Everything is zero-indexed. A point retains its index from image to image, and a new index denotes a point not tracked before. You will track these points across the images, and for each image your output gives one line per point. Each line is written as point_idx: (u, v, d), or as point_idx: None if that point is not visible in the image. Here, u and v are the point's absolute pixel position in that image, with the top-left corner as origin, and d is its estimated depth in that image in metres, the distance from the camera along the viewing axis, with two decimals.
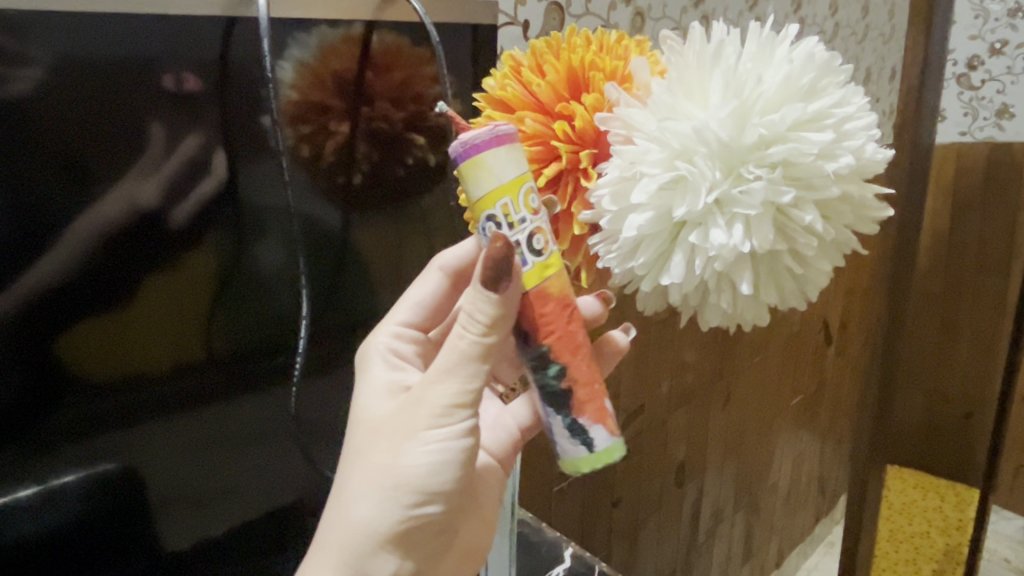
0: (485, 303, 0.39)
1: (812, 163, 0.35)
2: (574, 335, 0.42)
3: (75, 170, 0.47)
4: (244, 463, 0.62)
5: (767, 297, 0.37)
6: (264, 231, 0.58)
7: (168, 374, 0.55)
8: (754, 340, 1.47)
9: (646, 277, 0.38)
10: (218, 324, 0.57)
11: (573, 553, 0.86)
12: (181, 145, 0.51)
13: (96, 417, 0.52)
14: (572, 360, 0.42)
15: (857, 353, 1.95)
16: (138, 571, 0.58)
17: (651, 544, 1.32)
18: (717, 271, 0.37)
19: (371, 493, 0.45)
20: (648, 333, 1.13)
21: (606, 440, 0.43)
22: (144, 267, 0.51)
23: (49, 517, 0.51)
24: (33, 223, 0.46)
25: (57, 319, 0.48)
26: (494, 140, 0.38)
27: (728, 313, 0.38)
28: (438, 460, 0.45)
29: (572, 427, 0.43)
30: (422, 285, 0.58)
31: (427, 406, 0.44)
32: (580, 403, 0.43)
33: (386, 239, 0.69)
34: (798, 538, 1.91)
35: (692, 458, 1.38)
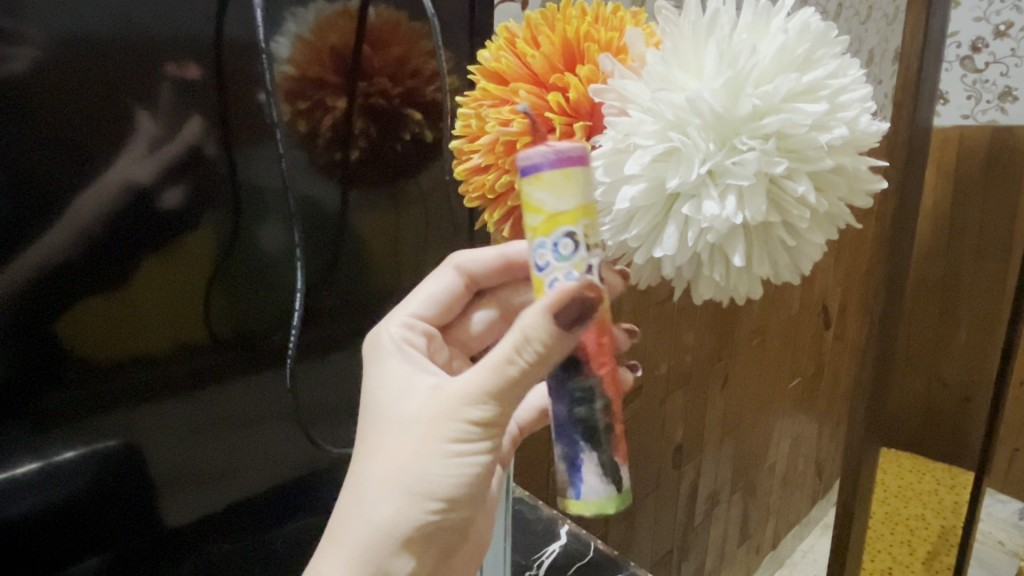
0: (543, 332, 0.38)
1: (806, 134, 0.35)
2: (615, 372, 0.44)
3: (74, 150, 0.47)
4: (243, 444, 0.63)
5: (761, 269, 0.37)
6: (262, 214, 0.58)
7: (167, 356, 0.55)
8: (753, 323, 1.48)
9: (639, 250, 0.39)
10: (218, 304, 0.57)
11: (569, 531, 0.86)
12: (179, 127, 0.52)
13: (95, 395, 0.52)
14: (613, 396, 0.44)
15: (855, 337, 1.95)
16: (140, 547, 0.58)
17: (648, 524, 1.33)
18: (710, 243, 0.37)
19: (394, 496, 0.44)
20: (647, 313, 1.14)
21: (628, 485, 0.44)
22: (143, 248, 0.52)
23: (51, 493, 0.52)
24: (34, 201, 0.46)
25: (57, 297, 0.48)
26: (581, 156, 0.37)
27: (721, 286, 0.38)
28: (467, 469, 0.45)
29: (606, 465, 0.43)
30: (436, 280, 0.60)
31: (463, 418, 0.43)
32: (615, 440, 0.43)
33: (384, 219, 0.69)
34: (795, 520, 1.92)
35: (689, 440, 1.39)
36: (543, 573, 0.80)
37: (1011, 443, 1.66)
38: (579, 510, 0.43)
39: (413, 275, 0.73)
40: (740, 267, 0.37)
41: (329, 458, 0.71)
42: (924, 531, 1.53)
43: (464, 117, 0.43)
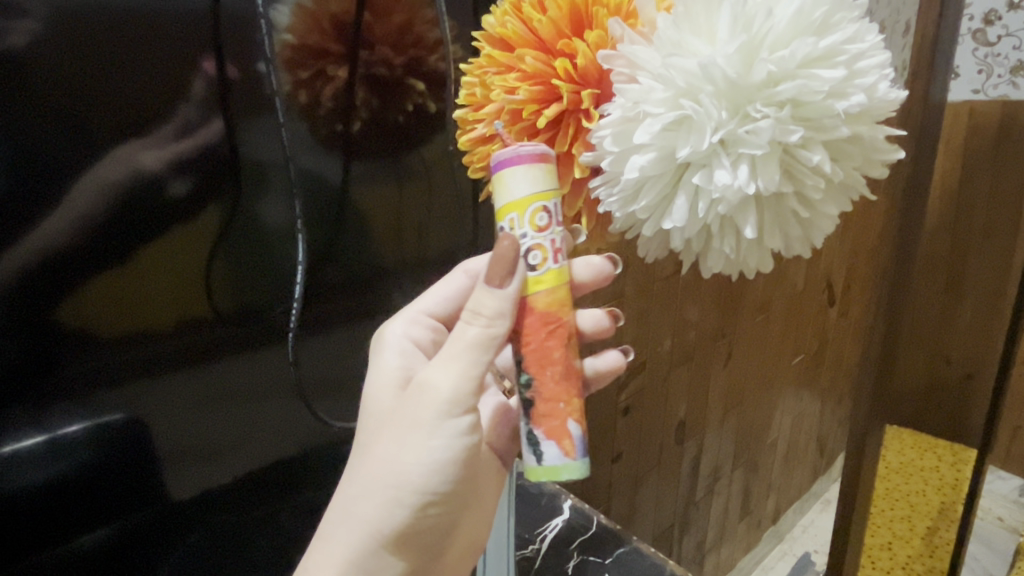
0: (491, 298, 0.42)
1: (822, 102, 0.34)
2: (548, 353, 0.43)
3: (79, 131, 0.47)
4: (250, 419, 0.63)
5: (772, 242, 0.37)
6: (266, 190, 0.58)
7: (170, 334, 0.55)
8: (757, 300, 1.47)
9: (648, 221, 0.38)
10: (219, 281, 0.57)
11: (572, 505, 0.87)
12: (193, 118, 0.52)
13: (99, 372, 0.52)
14: (540, 374, 0.44)
15: (859, 314, 1.95)
16: (145, 519, 0.58)
17: (650, 499, 1.34)
18: (720, 214, 0.36)
19: (375, 491, 0.47)
20: (650, 288, 1.14)
21: (558, 458, 0.43)
22: (148, 229, 0.51)
23: (53, 464, 0.52)
24: (41, 183, 0.46)
25: (60, 278, 0.48)
26: (514, 158, 0.39)
27: (731, 259, 0.38)
28: (441, 454, 0.48)
29: (529, 436, 0.44)
30: (451, 281, 0.58)
31: (430, 403, 0.46)
32: (537, 415, 0.44)
33: (387, 193, 0.68)
34: (795, 496, 1.94)
35: (692, 416, 1.39)
36: (546, 546, 0.81)
37: (1015, 420, 1.66)
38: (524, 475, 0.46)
39: (416, 250, 0.73)
40: (751, 240, 0.36)
41: (334, 432, 0.71)
42: (925, 506, 1.36)
43: (469, 85, 0.43)
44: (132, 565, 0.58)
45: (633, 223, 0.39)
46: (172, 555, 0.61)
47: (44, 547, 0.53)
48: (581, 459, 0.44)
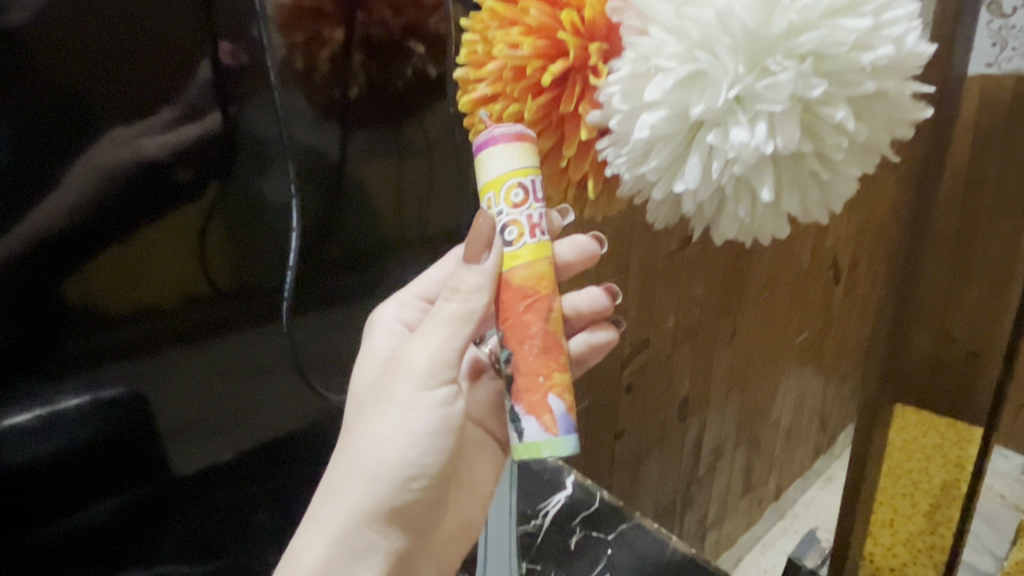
0: (469, 277, 0.44)
1: (845, 55, 0.32)
2: (525, 326, 0.43)
3: (78, 111, 0.45)
4: (249, 394, 0.61)
5: (789, 205, 0.35)
6: (265, 167, 0.56)
7: (171, 313, 0.53)
8: (762, 276, 1.45)
9: (658, 184, 0.36)
10: (219, 259, 0.55)
11: (575, 481, 0.86)
12: (198, 102, 0.50)
13: (98, 354, 0.50)
14: (518, 348, 0.43)
15: (865, 292, 1.93)
16: (148, 494, 0.57)
17: (651, 475, 1.34)
18: (736, 176, 0.34)
19: (358, 465, 0.48)
20: (655, 264, 1.13)
21: (537, 433, 0.42)
22: (147, 213, 0.50)
23: (52, 440, 0.50)
24: (42, 163, 0.44)
25: (59, 262, 0.47)
26: (485, 140, 0.40)
27: (746, 224, 0.36)
28: (422, 425, 0.49)
29: (510, 413, 0.43)
30: (442, 266, 0.59)
31: (409, 376, 0.48)
32: (518, 391, 0.43)
33: (386, 162, 0.66)
34: (797, 473, 1.94)
35: (695, 393, 1.38)
36: (549, 522, 0.80)
37: None
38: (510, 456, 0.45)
39: (417, 222, 0.71)
40: (767, 203, 0.34)
41: (335, 407, 0.70)
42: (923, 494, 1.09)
43: (470, 44, 0.41)
44: (135, 539, 0.57)
45: (642, 186, 0.37)
46: (168, 534, 0.59)
47: (46, 523, 0.52)
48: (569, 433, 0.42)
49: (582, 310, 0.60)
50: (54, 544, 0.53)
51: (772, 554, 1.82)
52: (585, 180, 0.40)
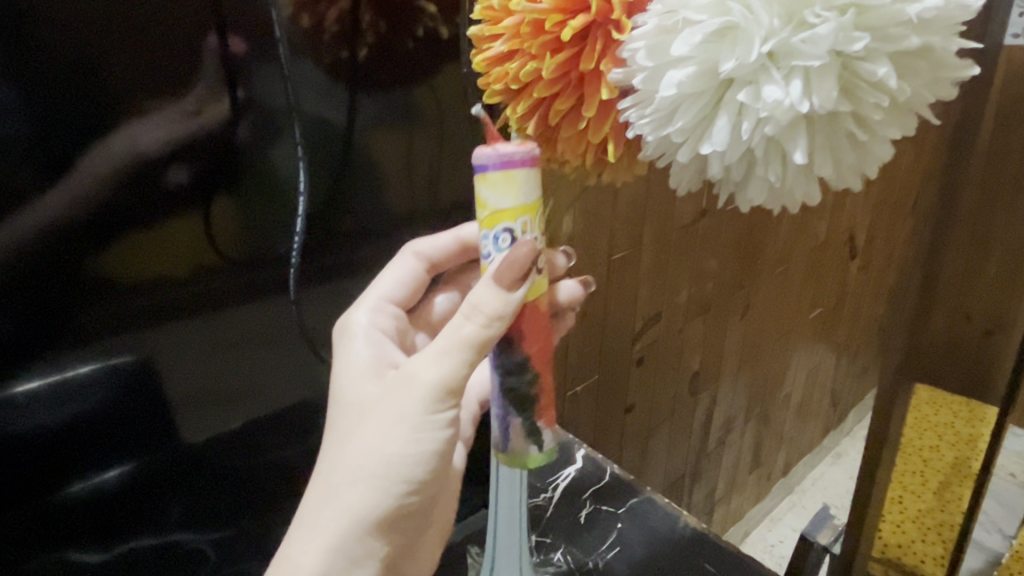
0: (496, 299, 0.43)
1: (889, 6, 0.30)
2: (547, 349, 0.49)
3: (82, 98, 0.45)
4: (259, 366, 0.61)
5: (822, 169, 0.33)
6: (275, 138, 0.55)
7: (181, 283, 0.53)
8: (778, 251, 1.43)
9: (683, 146, 0.34)
10: (226, 231, 0.54)
11: (585, 455, 0.85)
12: (206, 95, 0.50)
13: (99, 328, 0.50)
14: (543, 370, 0.49)
15: (880, 267, 1.89)
16: (158, 460, 0.57)
17: (661, 449, 1.34)
18: (767, 137, 0.32)
19: (360, 475, 0.47)
20: (668, 237, 1.11)
21: (551, 441, 0.51)
22: (146, 211, 0.50)
23: (64, 408, 0.51)
24: (53, 148, 0.45)
25: (58, 254, 0.47)
26: (529, 161, 0.41)
27: (776, 189, 0.34)
28: (425, 445, 0.47)
29: (529, 429, 0.49)
30: (398, 266, 0.62)
31: (416, 394, 0.46)
32: (541, 410, 0.49)
33: (396, 128, 0.64)
34: (806, 449, 1.93)
35: (706, 368, 1.37)
36: (558, 495, 0.80)
37: None
38: (508, 465, 0.51)
39: (428, 191, 0.69)
40: (799, 166, 0.33)
41: None
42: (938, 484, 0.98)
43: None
44: (148, 505, 0.57)
45: (667, 149, 0.36)
46: (175, 506, 0.59)
47: (60, 485, 0.52)
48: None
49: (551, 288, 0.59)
50: (67, 507, 0.53)
51: (780, 528, 1.82)
52: (607, 144, 0.39)
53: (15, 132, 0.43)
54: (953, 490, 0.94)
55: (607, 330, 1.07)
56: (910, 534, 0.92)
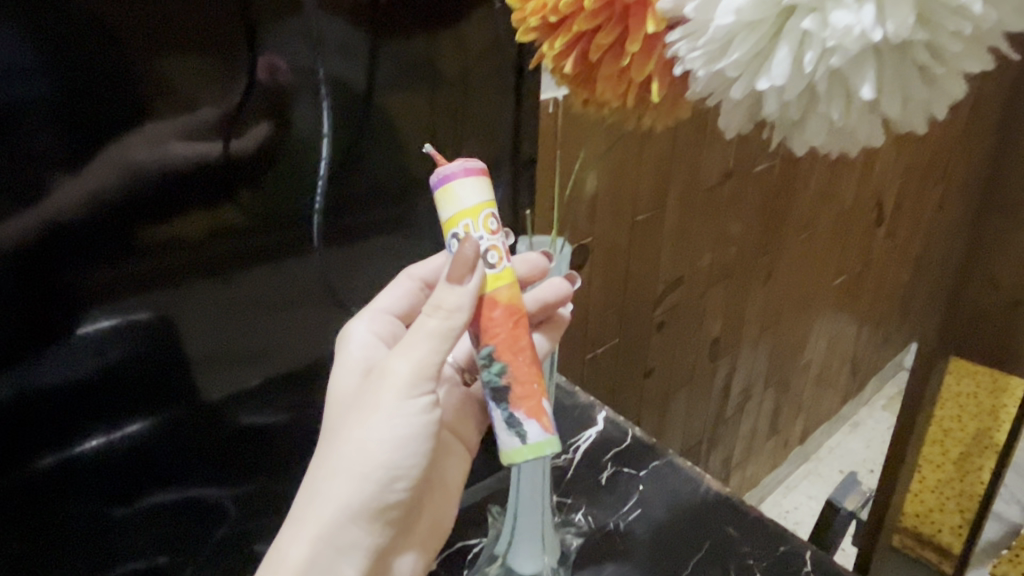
0: (450, 293, 0.44)
1: None
2: (516, 339, 0.47)
3: (111, 84, 0.45)
4: (279, 323, 0.60)
5: (889, 104, 0.32)
6: (289, 104, 0.53)
7: (191, 245, 0.52)
8: (804, 215, 1.39)
9: (738, 81, 0.33)
10: (241, 206, 0.53)
11: (607, 418, 0.84)
12: (241, 115, 0.51)
13: (113, 288, 0.49)
14: (513, 360, 0.47)
15: (908, 234, 1.85)
16: (177, 416, 0.56)
17: (679, 415, 1.33)
18: (831, 70, 0.31)
19: (345, 467, 0.46)
20: (693, 199, 1.08)
21: (539, 434, 0.47)
22: (159, 216, 0.49)
23: (83, 360, 0.50)
24: (78, 131, 0.44)
25: (70, 247, 0.46)
26: (464, 172, 0.45)
27: (837, 127, 0.33)
28: (405, 430, 0.47)
29: (509, 420, 0.47)
30: (394, 288, 0.59)
31: (390, 382, 0.46)
32: (516, 399, 0.47)
33: (418, 77, 0.61)
34: (824, 417, 1.92)
35: (727, 334, 1.35)
36: (579, 457, 0.79)
37: None
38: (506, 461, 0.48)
39: (452, 147, 0.67)
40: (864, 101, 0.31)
41: None
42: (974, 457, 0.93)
43: None
44: (164, 470, 0.57)
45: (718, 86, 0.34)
46: (192, 465, 0.59)
47: (80, 435, 0.52)
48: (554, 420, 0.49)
49: (521, 279, 0.53)
50: (85, 459, 0.52)
51: (794, 496, 1.82)
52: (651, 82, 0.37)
53: (38, 95, 0.42)
54: (976, 462, 0.92)
55: (628, 294, 1.05)
56: (927, 503, 0.96)
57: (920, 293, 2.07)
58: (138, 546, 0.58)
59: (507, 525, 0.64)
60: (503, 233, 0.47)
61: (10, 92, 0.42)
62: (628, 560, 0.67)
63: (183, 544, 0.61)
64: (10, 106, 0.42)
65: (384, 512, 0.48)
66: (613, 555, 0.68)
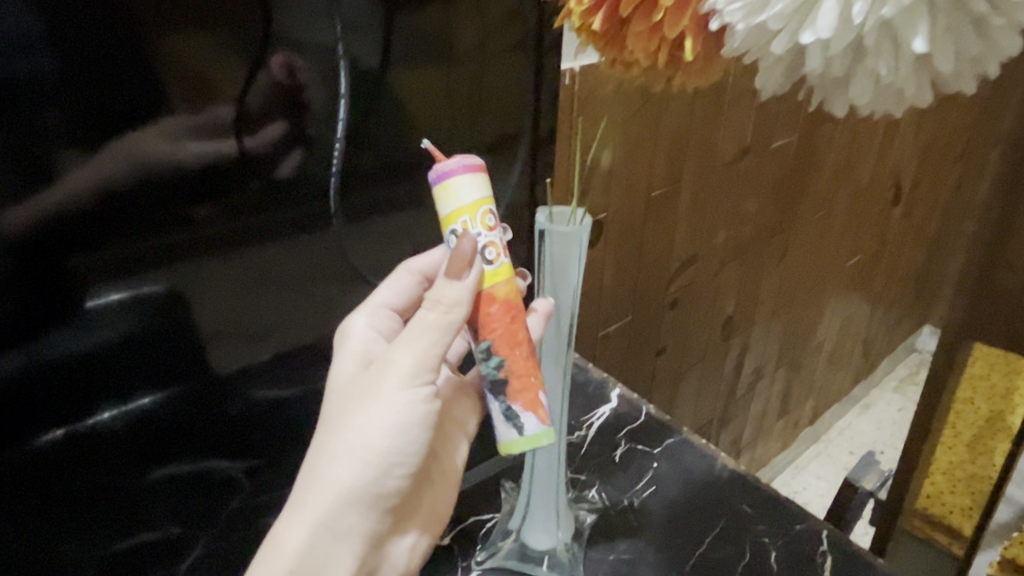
0: (452, 289, 0.44)
1: None
2: (514, 334, 0.47)
3: (123, 68, 0.44)
4: (295, 296, 0.59)
5: (942, 58, 0.31)
6: (295, 77, 0.52)
7: (197, 232, 0.51)
8: (820, 192, 1.37)
9: (781, 34, 0.33)
10: (248, 199, 0.53)
11: (620, 395, 0.83)
12: (253, 112, 0.51)
13: (119, 267, 0.48)
14: (511, 355, 0.48)
15: (925, 214, 1.82)
16: (190, 390, 0.56)
17: (690, 394, 1.32)
18: (881, 22, 0.30)
19: (343, 453, 0.45)
20: (709, 176, 1.06)
21: (536, 427, 0.48)
22: (166, 207, 0.49)
23: (92, 335, 0.49)
24: (87, 114, 0.44)
25: (77, 232, 0.46)
26: (463, 168, 0.44)
27: (884, 82, 0.33)
28: (407, 417, 0.46)
29: (507, 412, 0.48)
30: (393, 284, 0.57)
31: (392, 372, 0.46)
32: (515, 392, 0.48)
33: (434, 45, 0.60)
34: (835, 398, 1.91)
35: (741, 313, 1.34)
36: (593, 434, 0.79)
37: None
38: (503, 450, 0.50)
39: (469, 118, 0.65)
40: (915, 54, 0.31)
41: None
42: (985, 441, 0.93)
43: None
44: (173, 449, 0.57)
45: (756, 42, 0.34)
46: (203, 442, 0.58)
47: (94, 406, 0.51)
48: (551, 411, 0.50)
49: None
50: (100, 430, 0.52)
51: (803, 477, 1.83)
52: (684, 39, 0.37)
53: (47, 68, 0.42)
54: (988, 444, 0.93)
55: (642, 271, 1.04)
56: (939, 486, 0.95)
57: (935, 273, 2.03)
58: (153, 517, 0.58)
59: (521, 501, 0.64)
60: (501, 229, 0.46)
61: (19, 64, 0.41)
62: (642, 536, 0.67)
63: (197, 517, 0.61)
64: (20, 80, 0.41)
65: (382, 500, 0.47)
66: (627, 532, 0.67)
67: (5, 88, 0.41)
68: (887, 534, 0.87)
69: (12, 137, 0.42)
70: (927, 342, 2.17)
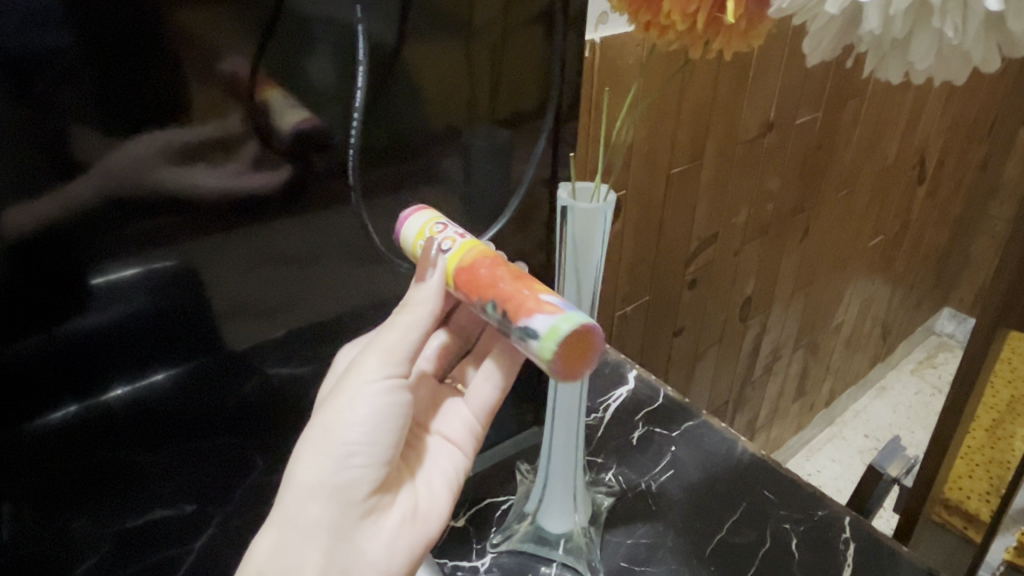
0: (420, 290, 0.47)
1: None
2: (489, 273, 0.45)
3: (137, 48, 0.43)
4: (310, 274, 0.58)
5: (1014, 15, 0.31)
6: (308, 48, 0.50)
7: (207, 218, 0.49)
8: (843, 171, 1.33)
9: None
10: (257, 194, 0.51)
11: (637, 376, 0.82)
12: (264, 107, 0.49)
13: (126, 247, 0.47)
14: (495, 288, 0.45)
15: (950, 194, 1.77)
16: (204, 368, 0.55)
17: (707, 375, 1.31)
18: None
19: (307, 448, 0.47)
20: (732, 154, 1.03)
21: (545, 321, 0.42)
22: (171, 199, 0.47)
23: (105, 312, 0.48)
24: (99, 96, 0.42)
25: (81, 218, 0.44)
26: (409, 215, 0.51)
27: (950, 43, 0.33)
28: (367, 410, 0.47)
29: (519, 332, 0.43)
30: None
31: (355, 372, 0.47)
32: (512, 311, 0.44)
33: (452, 14, 0.57)
34: (852, 380, 1.88)
35: (760, 294, 1.31)
36: (610, 416, 0.77)
37: None
38: (552, 373, 0.43)
39: (488, 92, 0.63)
40: (981, 11, 0.31)
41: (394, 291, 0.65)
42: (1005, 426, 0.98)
43: None
44: (185, 431, 0.56)
45: (806, 2, 0.36)
46: (216, 423, 0.58)
47: (107, 384, 0.50)
48: (575, 310, 0.44)
49: None
50: (112, 408, 0.51)
51: (818, 459, 1.82)
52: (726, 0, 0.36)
53: (60, 45, 0.40)
54: (1009, 429, 0.99)
55: (660, 251, 1.02)
56: (960, 471, 0.99)
57: (959, 254, 1.99)
58: (164, 495, 0.57)
59: (538, 484, 0.63)
60: (459, 229, 0.50)
61: (29, 42, 0.39)
62: (662, 520, 0.66)
63: (210, 494, 0.60)
64: (33, 57, 0.40)
65: (348, 497, 0.47)
66: (646, 515, 0.66)
67: (16, 63, 0.39)
68: (909, 520, 0.85)
69: (23, 116, 0.40)
70: (946, 324, 2.14)
